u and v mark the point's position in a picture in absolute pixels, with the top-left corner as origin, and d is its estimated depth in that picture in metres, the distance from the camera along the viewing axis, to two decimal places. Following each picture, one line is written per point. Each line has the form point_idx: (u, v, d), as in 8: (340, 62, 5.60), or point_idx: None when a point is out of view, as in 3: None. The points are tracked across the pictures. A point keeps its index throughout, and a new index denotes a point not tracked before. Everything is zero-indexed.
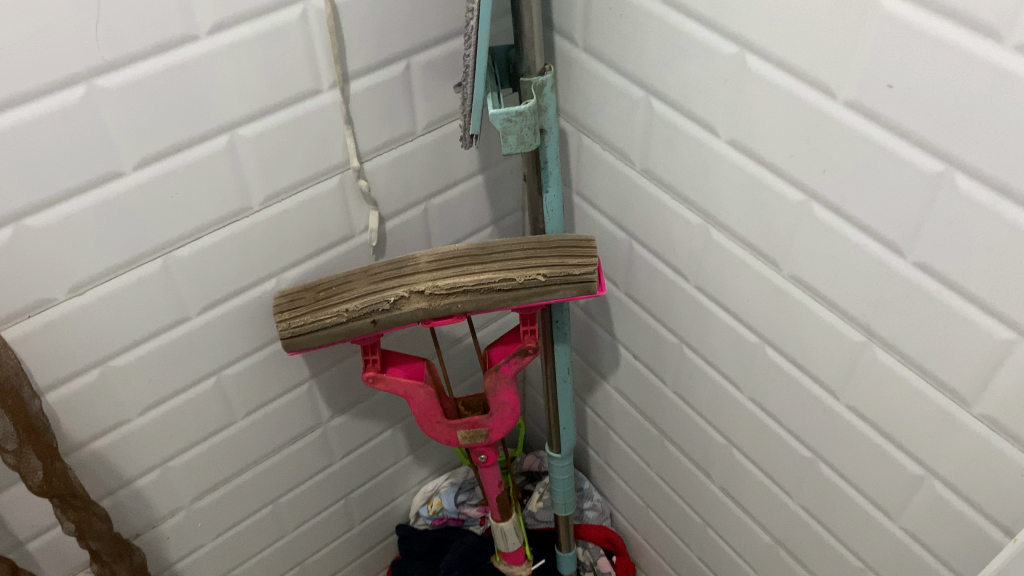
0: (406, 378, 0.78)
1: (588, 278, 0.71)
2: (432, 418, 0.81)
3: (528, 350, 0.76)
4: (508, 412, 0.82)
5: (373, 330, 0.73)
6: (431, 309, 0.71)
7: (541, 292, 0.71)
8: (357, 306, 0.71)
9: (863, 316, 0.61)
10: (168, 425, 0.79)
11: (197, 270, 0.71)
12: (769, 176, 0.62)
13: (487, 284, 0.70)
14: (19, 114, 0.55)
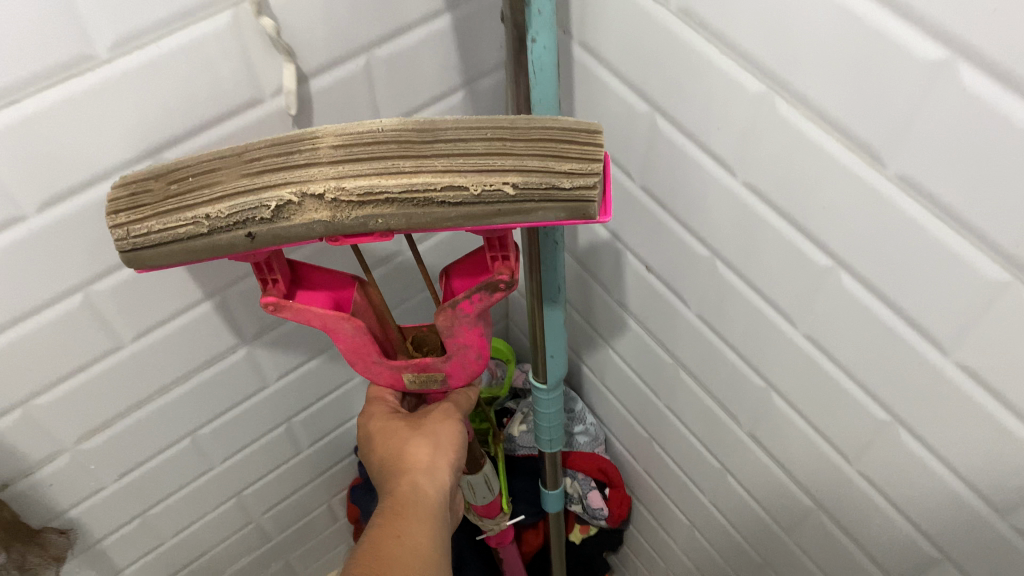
0: (322, 309, 0.55)
1: (586, 194, 0.44)
2: (365, 357, 0.59)
3: (497, 285, 0.53)
4: (472, 356, 0.61)
5: (250, 248, 0.47)
6: (338, 224, 0.46)
7: (511, 211, 0.45)
8: (221, 212, 0.45)
9: (1011, 245, 0.40)
10: (23, 357, 0.59)
11: (25, 150, 0.49)
12: (888, 20, 0.39)
13: (425, 193, 0.45)
14: None
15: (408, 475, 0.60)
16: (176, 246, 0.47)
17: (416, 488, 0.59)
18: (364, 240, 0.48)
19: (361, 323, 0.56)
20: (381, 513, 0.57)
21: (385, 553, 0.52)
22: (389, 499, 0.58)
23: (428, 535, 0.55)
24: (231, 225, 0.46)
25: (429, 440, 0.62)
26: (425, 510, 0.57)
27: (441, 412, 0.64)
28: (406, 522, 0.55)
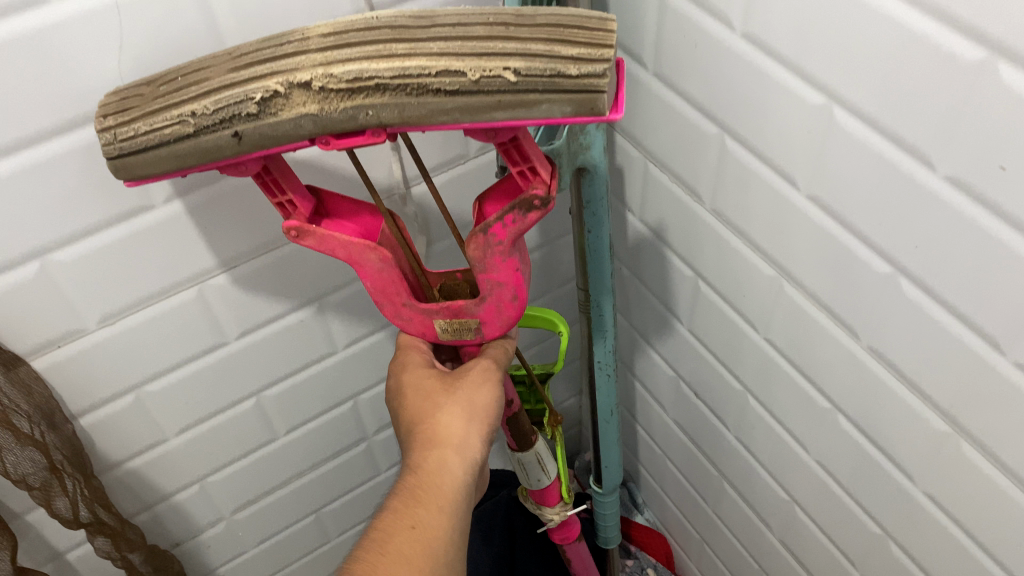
0: (347, 236, 0.51)
1: (592, 85, 0.41)
2: (394, 298, 0.54)
3: (533, 201, 0.48)
4: (507, 297, 0.54)
5: (237, 152, 0.44)
6: (325, 118, 0.43)
7: (512, 105, 0.42)
8: (207, 108, 0.43)
9: (948, 405, 0.54)
10: (207, 443, 0.78)
11: (237, 298, 0.68)
12: (854, 241, 0.55)
13: (419, 78, 0.41)
14: (39, 151, 0.52)
15: (435, 451, 0.53)
16: (162, 152, 0.44)
17: (441, 477, 0.52)
18: (355, 141, 0.44)
19: (389, 252, 0.51)
20: (395, 503, 0.51)
21: (395, 550, 0.48)
22: (411, 476, 0.52)
23: (447, 525, 0.51)
24: (216, 122, 0.43)
25: (463, 406, 0.55)
26: (449, 497, 0.51)
27: (478, 376, 0.56)
28: (425, 511, 0.50)
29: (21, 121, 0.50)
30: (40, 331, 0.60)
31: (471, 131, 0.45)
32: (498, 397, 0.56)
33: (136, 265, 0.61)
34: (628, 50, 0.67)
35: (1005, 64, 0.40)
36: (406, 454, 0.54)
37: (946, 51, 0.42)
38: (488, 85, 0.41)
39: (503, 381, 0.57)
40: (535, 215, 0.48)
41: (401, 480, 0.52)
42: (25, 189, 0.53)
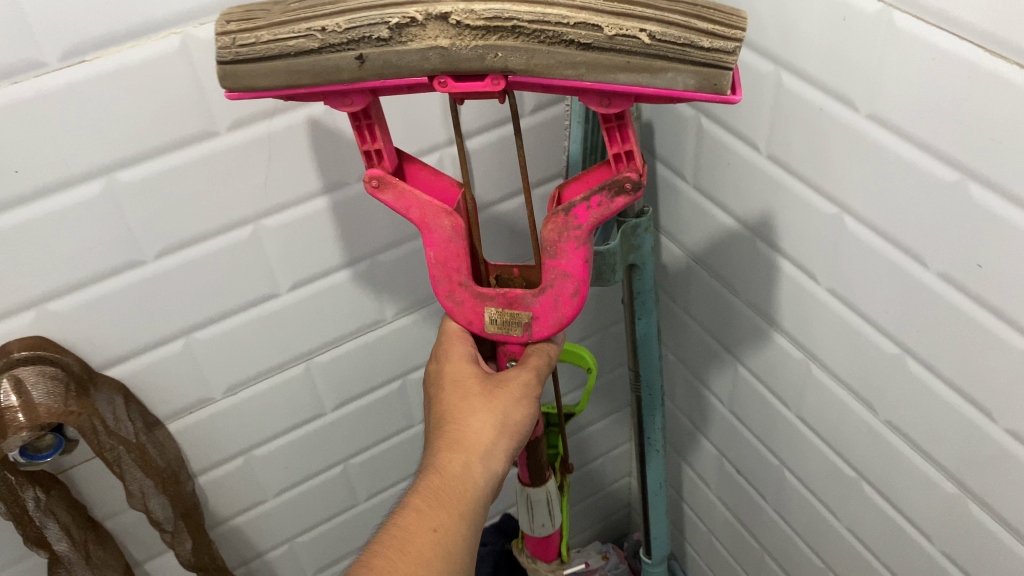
0: (425, 197, 0.55)
1: (721, 61, 0.45)
2: (452, 275, 0.58)
3: (621, 187, 0.52)
4: (567, 293, 0.57)
5: (358, 75, 0.48)
6: (454, 54, 0.46)
7: (640, 67, 0.46)
8: (343, 25, 0.46)
9: (955, 469, 0.62)
10: (299, 505, 0.87)
11: (337, 373, 0.80)
12: (867, 327, 0.64)
13: (557, 27, 0.45)
14: (196, 250, 0.64)
15: (462, 456, 0.56)
16: (283, 62, 0.47)
17: (463, 482, 0.55)
18: (473, 86, 0.48)
19: (462, 222, 0.55)
20: (420, 498, 0.54)
21: (417, 548, 0.51)
22: (436, 475, 0.55)
23: (463, 530, 0.54)
24: (349, 40, 0.46)
25: (497, 416, 0.58)
26: (469, 504, 0.55)
27: (517, 388, 0.59)
28: (445, 510, 0.53)
29: (187, 226, 0.63)
30: (177, 399, 0.72)
31: (582, 90, 0.48)
32: (530, 413, 0.59)
33: (259, 342, 0.73)
34: (673, 166, 0.79)
35: (975, 185, 0.50)
36: (434, 449, 0.57)
37: (931, 172, 0.53)
38: (621, 45, 0.45)
39: (538, 398, 0.60)
40: (621, 200, 0.53)
41: (424, 475, 0.56)
42: (182, 280, 0.65)
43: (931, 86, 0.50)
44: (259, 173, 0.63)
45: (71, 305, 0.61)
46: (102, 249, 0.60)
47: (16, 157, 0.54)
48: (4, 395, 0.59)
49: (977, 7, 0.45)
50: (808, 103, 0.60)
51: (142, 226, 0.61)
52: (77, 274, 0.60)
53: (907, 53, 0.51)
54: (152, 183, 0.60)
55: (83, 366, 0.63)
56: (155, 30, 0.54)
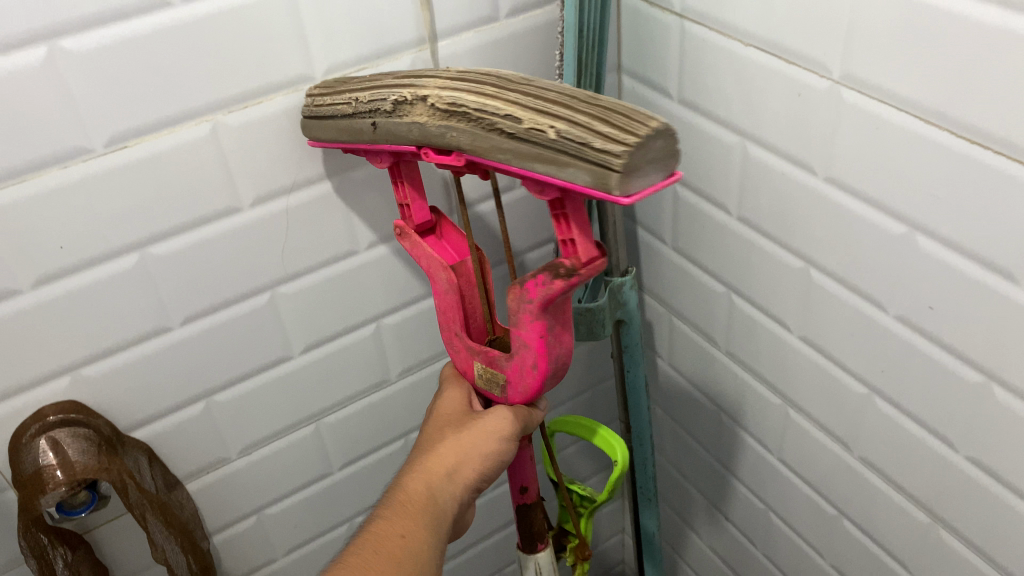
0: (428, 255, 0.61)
1: (607, 161, 0.44)
2: (450, 326, 0.63)
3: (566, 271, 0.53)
4: (529, 365, 0.59)
5: (373, 138, 0.58)
6: (427, 130, 0.53)
7: (548, 159, 0.47)
8: (365, 97, 0.57)
9: (926, 499, 0.67)
10: (308, 563, 0.91)
11: (345, 431, 0.85)
12: (837, 369, 0.70)
13: (490, 116, 0.49)
14: (218, 316, 0.70)
15: (429, 475, 0.60)
16: (333, 122, 0.60)
17: (427, 498, 0.59)
18: (442, 159, 0.54)
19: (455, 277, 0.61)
20: (386, 510, 0.58)
21: (380, 550, 0.55)
22: (402, 491, 0.59)
23: (425, 541, 0.57)
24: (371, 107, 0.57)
25: (466, 444, 0.61)
26: (432, 518, 0.58)
27: (494, 422, 0.61)
28: (406, 523, 0.57)
29: (211, 294, 0.68)
30: (196, 459, 0.76)
31: (523, 180, 0.51)
32: (506, 445, 0.61)
33: (272, 403, 0.78)
34: (653, 231, 0.86)
35: (922, 236, 0.57)
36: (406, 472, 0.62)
37: (883, 226, 0.60)
38: (533, 136, 0.47)
39: (515, 435, 0.62)
40: (565, 281, 0.53)
41: (393, 493, 0.60)
42: (204, 345, 0.70)
43: (879, 152, 0.57)
44: (278, 244, 0.69)
45: (104, 370, 0.67)
46: (134, 316, 0.66)
47: (62, 234, 0.59)
48: (42, 455, 0.63)
49: (915, 84, 0.53)
50: (772, 169, 0.67)
51: (171, 295, 0.66)
52: (110, 340, 0.66)
53: (855, 124, 0.58)
54: (181, 255, 0.65)
55: (112, 429, 0.68)
56: (189, 117, 0.60)
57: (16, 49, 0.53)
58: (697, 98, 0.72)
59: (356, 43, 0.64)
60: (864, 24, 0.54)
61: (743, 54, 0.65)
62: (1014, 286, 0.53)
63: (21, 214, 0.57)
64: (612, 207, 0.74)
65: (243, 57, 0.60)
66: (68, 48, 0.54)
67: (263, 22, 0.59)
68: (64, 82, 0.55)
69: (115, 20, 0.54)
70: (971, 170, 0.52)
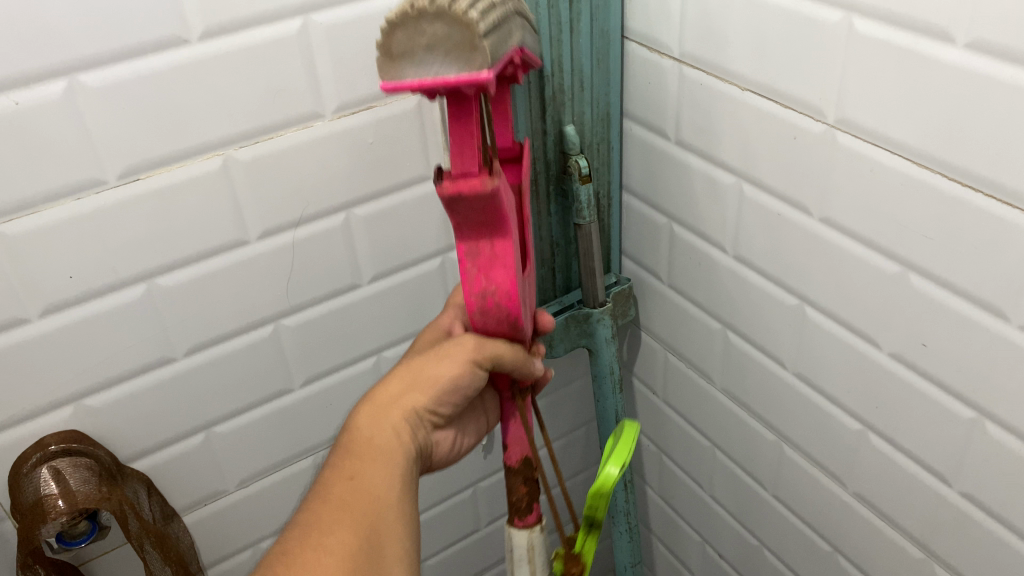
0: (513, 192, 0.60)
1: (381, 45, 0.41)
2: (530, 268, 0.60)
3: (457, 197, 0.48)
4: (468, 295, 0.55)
5: None
6: None
7: None
8: None
9: (920, 534, 0.68)
10: None
11: None
12: (832, 406, 0.71)
13: None
14: (220, 348, 0.70)
15: (383, 410, 0.58)
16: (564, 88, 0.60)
17: (378, 433, 0.57)
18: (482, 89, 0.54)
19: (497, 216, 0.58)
20: (336, 456, 0.56)
21: (328, 492, 0.53)
22: (355, 430, 0.57)
23: (384, 467, 0.55)
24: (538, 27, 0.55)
25: (410, 373, 0.59)
26: (386, 451, 0.56)
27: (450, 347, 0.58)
28: (353, 464, 0.55)
29: (216, 325, 0.69)
30: (194, 491, 0.76)
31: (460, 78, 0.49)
32: (464, 367, 0.58)
33: (272, 435, 0.78)
34: (651, 268, 0.88)
35: (915, 275, 0.59)
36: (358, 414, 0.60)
37: (876, 266, 0.61)
38: None
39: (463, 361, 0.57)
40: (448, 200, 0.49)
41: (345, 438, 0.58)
42: (206, 376, 0.71)
43: (874, 194, 0.59)
44: (283, 277, 0.70)
45: (107, 400, 0.67)
46: (139, 347, 0.66)
47: (72, 264, 0.60)
48: (44, 485, 0.63)
49: (907, 128, 0.55)
50: (767, 210, 0.69)
51: (176, 326, 0.67)
52: (114, 370, 0.66)
53: (850, 166, 0.60)
54: (187, 287, 0.66)
55: (113, 460, 0.68)
56: (201, 152, 0.61)
57: (36, 83, 0.54)
58: (694, 139, 0.74)
59: (365, 84, 0.66)
60: (858, 71, 0.56)
61: (739, 97, 0.67)
62: (1006, 324, 0.54)
63: (33, 243, 0.58)
64: (584, 243, 0.77)
65: (255, 96, 0.61)
66: (86, 81, 0.55)
67: (276, 62, 0.61)
68: (81, 114, 0.56)
69: (134, 57, 0.56)
70: (962, 212, 0.53)
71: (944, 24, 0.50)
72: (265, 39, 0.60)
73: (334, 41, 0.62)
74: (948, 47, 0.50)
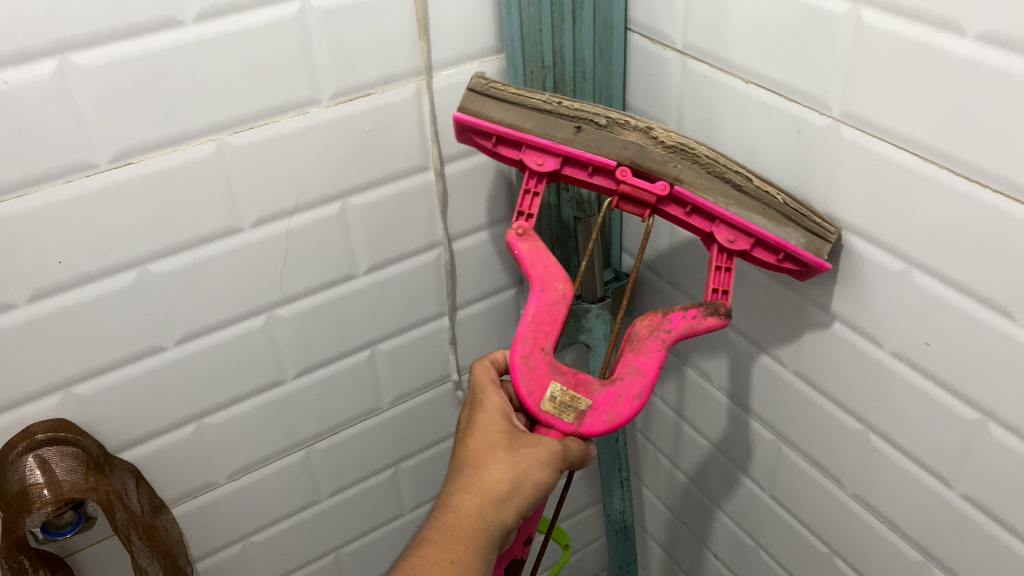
0: (554, 263, 0.61)
1: (826, 234, 0.59)
2: (539, 338, 0.60)
3: (716, 311, 0.59)
4: (632, 393, 0.59)
5: (565, 139, 0.61)
6: (643, 153, 0.60)
7: (769, 216, 0.59)
8: (572, 105, 0.61)
9: (919, 537, 0.67)
10: None
11: (334, 459, 0.84)
12: (832, 406, 0.70)
13: (722, 166, 0.60)
14: (211, 337, 0.69)
15: (483, 499, 0.57)
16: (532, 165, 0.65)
17: (481, 524, 0.56)
18: (642, 184, 0.60)
19: (573, 293, 0.60)
20: (433, 533, 0.55)
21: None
22: (453, 515, 0.57)
23: (476, 567, 0.55)
24: (573, 116, 0.61)
25: (518, 466, 0.58)
26: (481, 547, 0.56)
27: (552, 451, 0.59)
28: (457, 550, 0.54)
29: (208, 314, 0.68)
30: (183, 483, 0.75)
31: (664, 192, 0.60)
32: (554, 477, 0.59)
33: (264, 429, 0.77)
34: (649, 265, 0.87)
35: (919, 273, 0.58)
36: (452, 487, 0.59)
37: (880, 263, 0.60)
38: (752, 186, 0.59)
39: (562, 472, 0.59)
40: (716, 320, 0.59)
41: (442, 512, 0.57)
42: (197, 366, 0.70)
43: (879, 190, 0.58)
44: (276, 266, 0.69)
45: (95, 388, 0.66)
46: (129, 335, 0.65)
47: (61, 248, 0.59)
48: (29, 473, 0.62)
49: (914, 121, 0.54)
50: None
51: (167, 315, 0.66)
52: (103, 358, 0.65)
53: (855, 161, 0.59)
54: (179, 274, 0.65)
55: (101, 449, 0.67)
56: (195, 137, 0.60)
57: (26, 62, 0.52)
58: (696, 133, 0.73)
59: (362, 70, 0.64)
60: (865, 64, 0.55)
61: (743, 91, 0.66)
62: (1011, 322, 0.53)
63: (20, 226, 0.57)
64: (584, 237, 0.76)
65: (251, 81, 0.60)
66: (78, 62, 0.54)
67: (272, 45, 0.60)
68: (72, 95, 0.55)
69: (126, 37, 0.55)
70: (969, 208, 0.53)
71: (953, 15, 0.49)
72: (260, 22, 0.59)
73: (331, 25, 0.61)
74: (958, 39, 0.49)
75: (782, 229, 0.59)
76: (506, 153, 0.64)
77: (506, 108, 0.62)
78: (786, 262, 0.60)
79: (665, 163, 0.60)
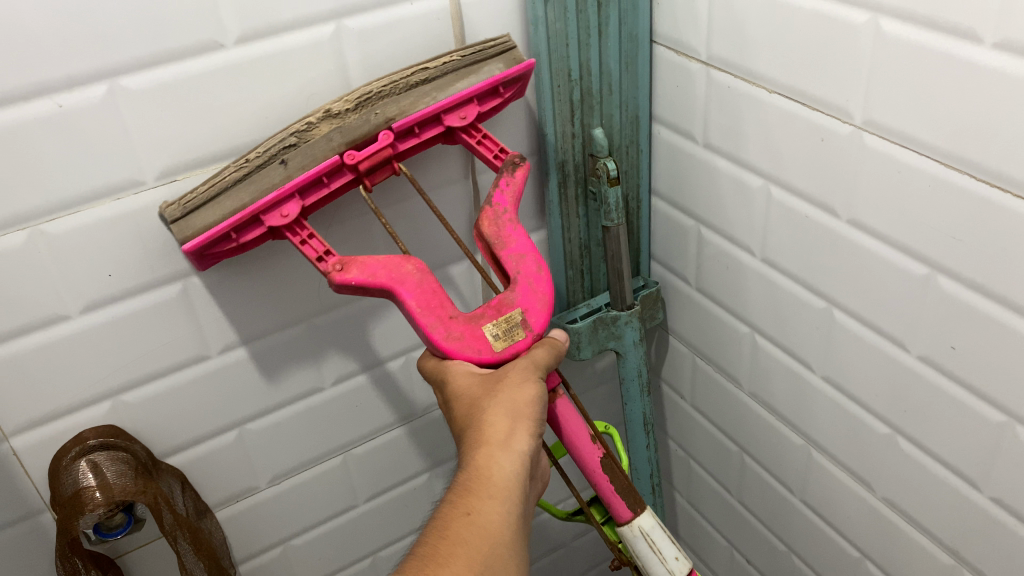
0: (384, 259, 0.60)
1: (506, 45, 0.65)
2: (441, 313, 0.60)
3: (514, 164, 0.65)
4: (534, 270, 0.63)
5: (285, 177, 0.60)
6: (348, 127, 0.61)
7: (466, 72, 0.64)
8: (256, 154, 0.60)
9: (951, 541, 0.67)
10: None
11: (370, 464, 0.86)
12: (860, 410, 0.71)
13: (400, 80, 0.62)
14: (252, 346, 0.72)
15: (488, 447, 0.57)
16: (227, 200, 0.59)
17: (492, 468, 0.57)
18: (374, 148, 0.62)
19: (421, 261, 0.61)
20: (450, 497, 0.56)
21: (453, 534, 0.53)
22: (464, 472, 0.57)
23: (498, 508, 0.55)
24: (267, 157, 0.60)
25: (505, 401, 0.58)
26: (503, 488, 0.56)
27: (518, 374, 0.60)
28: (473, 502, 0.55)
29: (250, 324, 0.71)
30: (226, 487, 0.77)
31: (417, 117, 0.62)
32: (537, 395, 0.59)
33: (303, 434, 0.79)
34: (677, 271, 0.88)
35: (943, 277, 0.58)
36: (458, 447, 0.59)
37: (905, 269, 0.61)
38: (438, 67, 0.63)
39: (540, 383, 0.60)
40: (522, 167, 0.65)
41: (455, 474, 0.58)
42: (239, 373, 0.72)
43: (902, 196, 0.59)
44: (314, 276, 0.71)
45: (143, 396, 0.69)
46: (175, 344, 0.68)
47: (111, 262, 0.62)
48: (82, 477, 0.65)
49: (935, 129, 0.55)
50: (795, 212, 0.69)
51: (211, 324, 0.69)
52: (150, 366, 0.68)
53: (878, 168, 0.60)
54: (221, 286, 0.67)
55: (149, 455, 0.70)
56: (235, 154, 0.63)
57: (79, 87, 0.56)
58: (720, 141, 0.74)
59: None
60: (883, 72, 0.56)
61: (766, 100, 0.67)
62: None
63: (72, 242, 0.60)
64: (614, 246, 0.77)
65: (288, 100, 0.63)
66: (127, 85, 0.57)
67: (307, 64, 0.62)
68: (120, 116, 0.57)
69: (170, 61, 0.58)
70: (991, 213, 0.53)
71: (970, 24, 0.50)
72: (296, 44, 0.61)
73: (364, 45, 0.64)
74: (977, 47, 0.50)
75: (481, 74, 0.64)
76: (253, 236, 0.61)
77: (214, 204, 0.59)
78: (506, 90, 0.66)
79: (369, 120, 0.61)
